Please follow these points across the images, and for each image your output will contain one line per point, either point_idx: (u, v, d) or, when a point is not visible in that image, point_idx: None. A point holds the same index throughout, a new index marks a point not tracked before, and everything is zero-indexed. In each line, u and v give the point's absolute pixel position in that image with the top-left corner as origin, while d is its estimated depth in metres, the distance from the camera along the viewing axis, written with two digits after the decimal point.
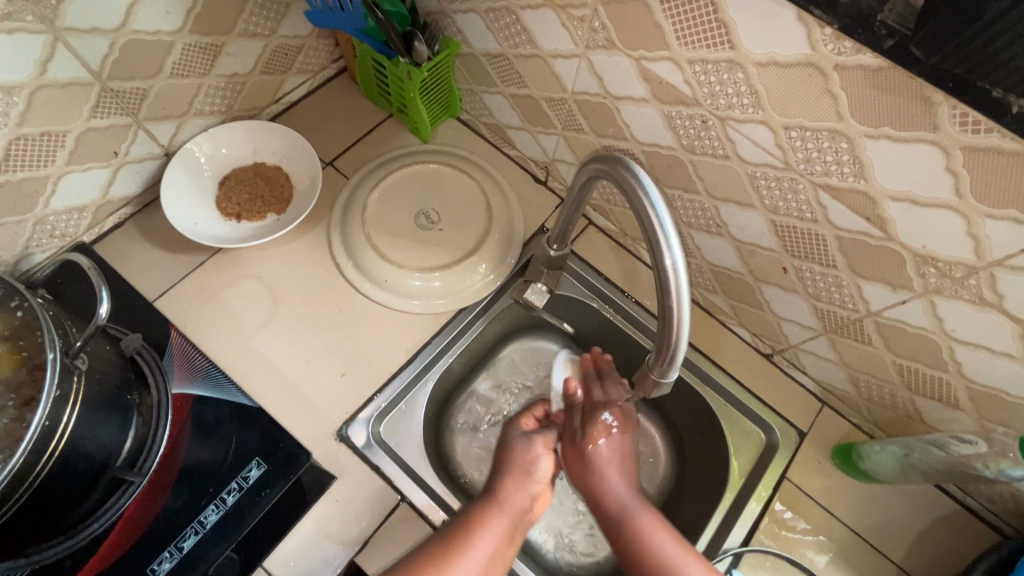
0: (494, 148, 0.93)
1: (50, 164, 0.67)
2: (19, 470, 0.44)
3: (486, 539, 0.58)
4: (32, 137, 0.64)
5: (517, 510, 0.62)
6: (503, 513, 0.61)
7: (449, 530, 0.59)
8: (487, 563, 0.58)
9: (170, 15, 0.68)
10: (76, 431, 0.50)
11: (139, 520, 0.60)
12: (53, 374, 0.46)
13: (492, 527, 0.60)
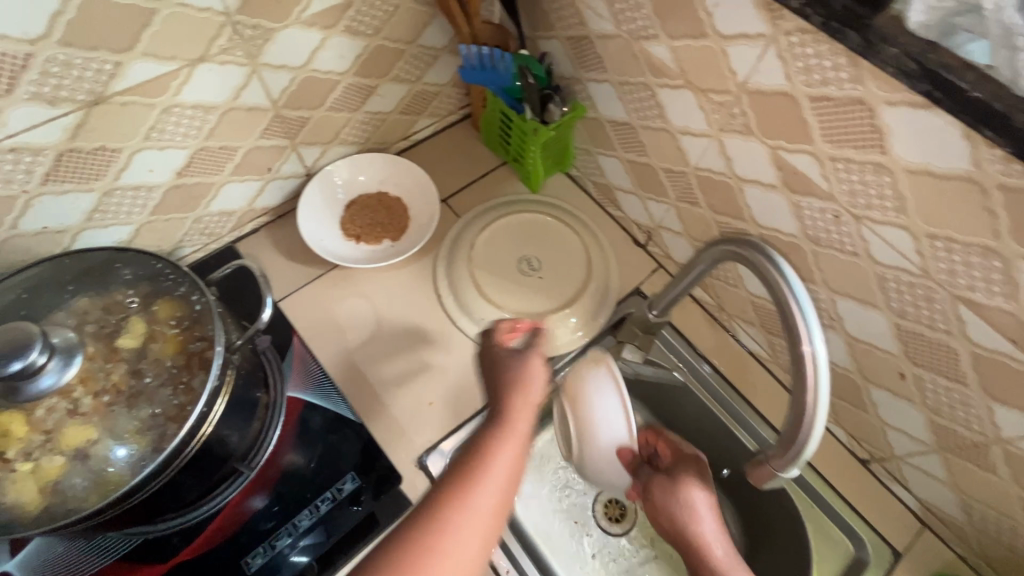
0: (598, 206, 0.96)
1: (219, 173, 0.76)
2: (175, 448, 0.49)
3: (506, 456, 0.47)
4: (213, 149, 0.73)
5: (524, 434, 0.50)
6: (502, 453, 0.47)
7: (449, 473, 0.46)
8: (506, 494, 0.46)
9: (344, 59, 0.77)
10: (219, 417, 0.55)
11: (244, 509, 0.64)
12: (216, 365, 0.50)
13: (518, 444, 0.49)
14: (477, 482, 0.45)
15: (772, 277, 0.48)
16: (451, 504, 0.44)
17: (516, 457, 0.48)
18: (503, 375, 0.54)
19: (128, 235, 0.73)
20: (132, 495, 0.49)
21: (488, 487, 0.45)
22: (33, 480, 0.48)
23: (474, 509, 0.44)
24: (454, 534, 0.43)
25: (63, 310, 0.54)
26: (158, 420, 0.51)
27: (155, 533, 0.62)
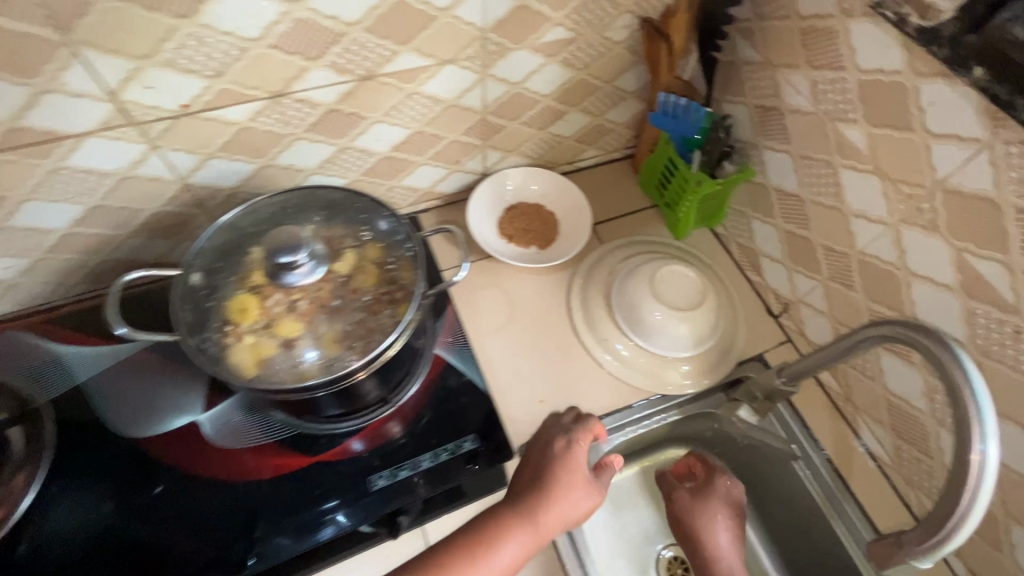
0: (736, 268, 0.99)
1: (421, 155, 0.89)
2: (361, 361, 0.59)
3: (518, 541, 0.58)
4: (425, 135, 0.85)
5: (540, 524, 0.60)
6: (519, 531, 0.59)
7: (476, 529, 0.59)
8: None
9: (551, 84, 0.87)
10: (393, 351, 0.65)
11: (377, 434, 0.69)
12: (414, 306, 0.62)
13: (536, 530, 0.60)
14: (490, 557, 0.57)
15: (954, 375, 0.47)
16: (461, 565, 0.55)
17: (524, 544, 0.59)
18: (551, 460, 0.65)
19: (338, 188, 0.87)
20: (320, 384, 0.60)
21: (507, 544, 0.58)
22: (252, 349, 0.60)
23: (499, 556, 0.57)
24: None
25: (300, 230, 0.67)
26: (353, 334, 0.61)
27: (304, 425, 0.68)
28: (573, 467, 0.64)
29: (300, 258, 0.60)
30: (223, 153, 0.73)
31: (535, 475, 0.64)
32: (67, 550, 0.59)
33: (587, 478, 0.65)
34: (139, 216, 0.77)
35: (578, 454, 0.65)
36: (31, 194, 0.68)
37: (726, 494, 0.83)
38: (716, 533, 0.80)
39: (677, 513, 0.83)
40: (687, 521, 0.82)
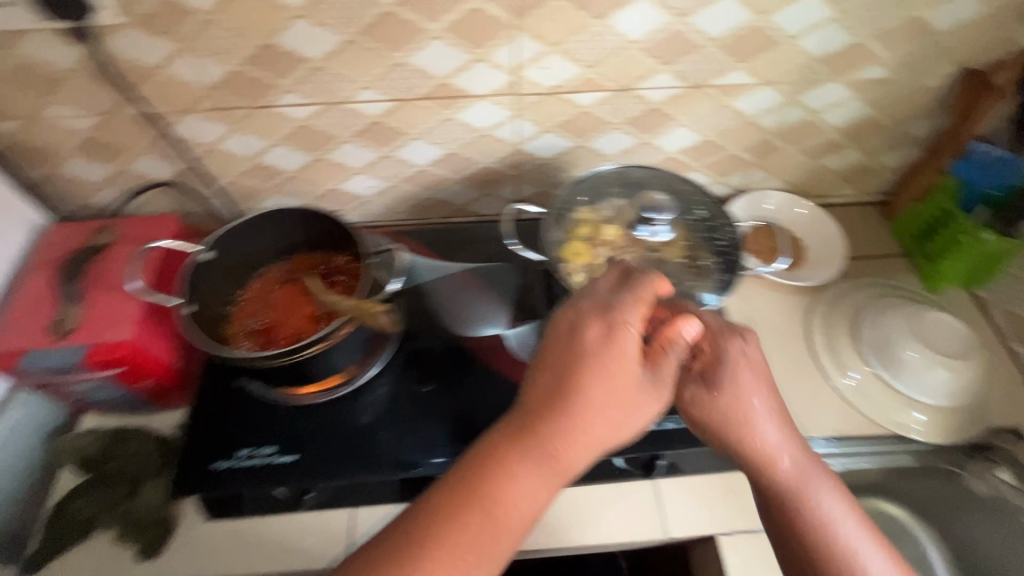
0: (999, 337, 0.94)
1: (698, 161, 0.98)
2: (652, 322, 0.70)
3: (525, 482, 0.49)
4: (712, 144, 0.95)
5: (548, 452, 0.50)
6: (521, 468, 0.50)
7: (466, 471, 0.50)
8: (522, 513, 0.49)
9: (845, 117, 0.92)
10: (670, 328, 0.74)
11: None
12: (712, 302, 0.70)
13: (549, 473, 0.50)
14: (479, 517, 0.48)
15: None
16: (475, 519, 0.48)
17: (531, 473, 0.50)
18: (563, 388, 0.51)
19: None
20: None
21: (516, 495, 0.49)
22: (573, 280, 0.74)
23: (511, 502, 0.49)
24: (478, 541, 0.47)
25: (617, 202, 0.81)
26: None
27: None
28: (604, 385, 0.51)
29: (655, 215, 0.76)
30: (559, 129, 0.89)
31: (529, 405, 0.52)
32: (415, 403, 0.77)
33: (637, 377, 0.53)
34: (473, 167, 0.96)
35: (597, 372, 0.51)
36: (420, 135, 0.88)
37: (736, 391, 0.59)
38: (776, 453, 0.59)
39: (727, 412, 0.59)
40: (737, 409, 0.59)
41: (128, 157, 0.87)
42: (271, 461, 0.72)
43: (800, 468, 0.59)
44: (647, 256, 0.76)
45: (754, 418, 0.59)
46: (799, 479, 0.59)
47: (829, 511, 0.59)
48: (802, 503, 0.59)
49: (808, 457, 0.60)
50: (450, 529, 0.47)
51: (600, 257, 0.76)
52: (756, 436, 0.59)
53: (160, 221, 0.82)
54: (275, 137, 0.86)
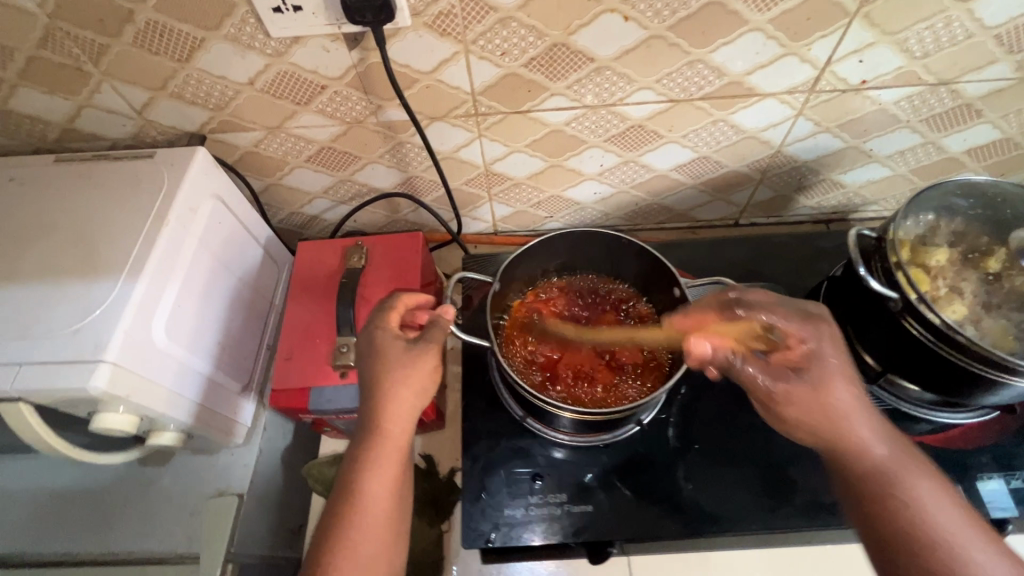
0: None
1: (981, 161, 0.84)
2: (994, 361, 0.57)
3: (381, 480, 0.57)
4: (1009, 143, 0.81)
5: (381, 447, 0.58)
6: (366, 474, 0.57)
7: (342, 497, 0.56)
8: (387, 498, 0.57)
9: None
10: (985, 384, 0.60)
11: (967, 439, 0.70)
12: None
13: (391, 461, 0.58)
14: (366, 527, 0.55)
15: None
16: (352, 552, 0.54)
17: (387, 469, 0.57)
18: (390, 374, 0.59)
19: (876, 179, 0.88)
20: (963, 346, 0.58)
21: (373, 483, 0.57)
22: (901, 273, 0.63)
23: (372, 488, 0.56)
24: (358, 547, 0.54)
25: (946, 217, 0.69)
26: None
27: (902, 407, 0.71)
28: (404, 385, 0.59)
29: None
30: (839, 129, 0.77)
31: (373, 411, 0.59)
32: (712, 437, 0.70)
33: (403, 350, 0.60)
34: (715, 171, 0.85)
35: (402, 383, 0.59)
36: (677, 138, 0.78)
37: (826, 375, 0.56)
38: (867, 440, 0.54)
39: (816, 400, 0.55)
40: (828, 405, 0.55)
41: (357, 166, 0.81)
42: (566, 511, 0.66)
43: (892, 454, 0.53)
44: (998, 289, 0.64)
45: (851, 419, 0.54)
46: (884, 465, 0.53)
47: (925, 501, 0.50)
48: (895, 485, 0.51)
49: (902, 449, 0.54)
50: (350, 521, 0.55)
51: (936, 288, 0.64)
52: (852, 424, 0.54)
53: (408, 240, 0.75)
54: (518, 143, 0.77)
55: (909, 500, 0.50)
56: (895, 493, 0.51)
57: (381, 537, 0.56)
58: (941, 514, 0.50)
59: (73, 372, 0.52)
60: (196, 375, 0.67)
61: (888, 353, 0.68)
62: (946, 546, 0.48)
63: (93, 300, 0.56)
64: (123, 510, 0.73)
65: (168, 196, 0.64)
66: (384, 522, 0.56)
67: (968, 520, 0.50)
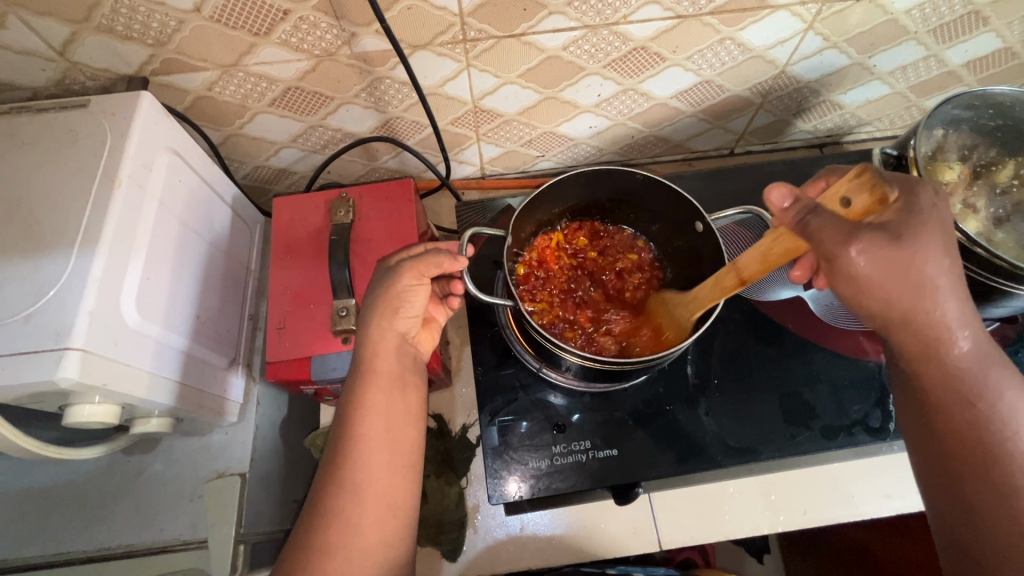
0: None
1: (977, 75, 0.83)
2: (999, 266, 0.56)
3: (373, 409, 0.54)
4: (1007, 53, 0.79)
5: (370, 383, 0.55)
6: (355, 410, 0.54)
7: (337, 435, 0.54)
8: (381, 427, 0.54)
9: None
10: (984, 289, 0.60)
11: None
12: None
13: (383, 391, 0.55)
14: (358, 454, 0.52)
15: None
16: (346, 479, 0.51)
17: (379, 399, 0.55)
18: (373, 307, 0.57)
19: (874, 98, 0.86)
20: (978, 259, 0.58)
21: (366, 412, 0.54)
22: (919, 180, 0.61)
23: (363, 419, 0.53)
24: (350, 475, 0.51)
25: (963, 127, 0.67)
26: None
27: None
28: (384, 315, 0.57)
29: None
30: (846, 43, 0.73)
31: (360, 351, 0.57)
32: (731, 365, 0.70)
33: (383, 280, 0.57)
34: (717, 96, 0.80)
35: (380, 311, 0.56)
36: (680, 61, 0.72)
37: (919, 235, 0.43)
38: (957, 335, 0.45)
39: (892, 280, 0.43)
40: (912, 278, 0.44)
41: (330, 109, 0.72)
42: (591, 458, 0.65)
43: (981, 360, 0.45)
44: (1008, 202, 0.64)
45: (941, 314, 0.45)
46: (962, 370, 0.45)
47: (1006, 409, 0.44)
48: (980, 395, 0.45)
49: (987, 346, 0.46)
50: (345, 460, 0.52)
51: (952, 205, 0.64)
52: (934, 313, 0.45)
53: (397, 189, 0.68)
54: (511, 73, 0.70)
55: (997, 407, 0.45)
56: (972, 405, 0.45)
57: (384, 471, 0.52)
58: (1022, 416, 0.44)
59: (35, 364, 0.45)
60: (179, 354, 0.60)
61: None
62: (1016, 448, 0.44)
63: (44, 279, 0.48)
64: (115, 503, 0.67)
65: (115, 151, 0.54)
66: (382, 447, 0.53)
67: None
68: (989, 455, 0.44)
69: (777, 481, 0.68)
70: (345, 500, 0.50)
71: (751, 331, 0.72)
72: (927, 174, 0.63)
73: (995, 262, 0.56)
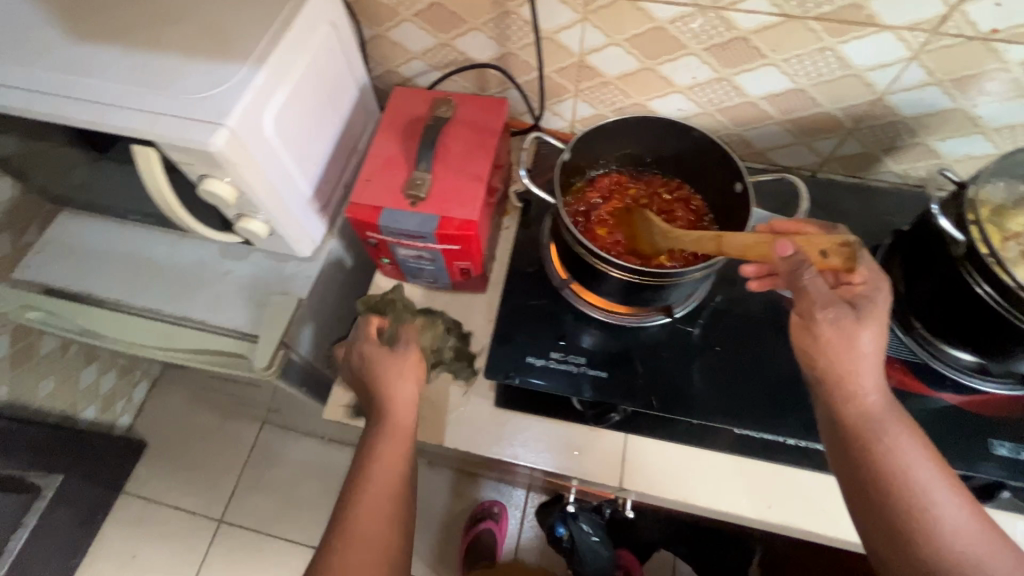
0: None
1: None
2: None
3: (388, 460, 0.59)
4: None
5: (388, 440, 0.60)
6: (372, 460, 0.59)
7: (348, 485, 0.59)
8: (382, 492, 0.58)
9: None
10: (1012, 332, 0.62)
11: (972, 405, 0.71)
12: None
13: (397, 448, 0.60)
14: (364, 509, 0.56)
15: None
16: (356, 525, 0.55)
17: (391, 460, 0.59)
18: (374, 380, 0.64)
19: (975, 155, 0.85)
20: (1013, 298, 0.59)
21: (377, 470, 0.59)
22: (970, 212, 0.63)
23: (370, 479, 0.58)
24: (362, 529, 0.55)
25: None
26: None
27: (935, 365, 0.73)
28: (398, 376, 0.63)
29: None
30: (951, 84, 0.75)
31: (376, 412, 0.63)
32: (739, 341, 0.73)
33: (399, 356, 0.65)
34: (808, 109, 0.84)
35: (398, 375, 0.63)
36: (778, 61, 0.77)
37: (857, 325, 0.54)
38: (865, 387, 0.54)
39: (847, 356, 0.54)
40: (851, 353, 0.54)
41: (461, 31, 0.84)
42: (582, 372, 0.72)
43: (882, 411, 0.54)
44: None
45: (861, 364, 0.54)
46: (873, 415, 0.54)
47: (902, 451, 0.52)
48: (882, 432, 0.53)
49: (892, 404, 0.55)
50: (353, 506, 0.57)
51: (1008, 250, 0.64)
52: (856, 378, 0.54)
53: (494, 104, 0.80)
54: (619, 35, 0.79)
55: (892, 448, 0.52)
56: (869, 440, 0.53)
57: (387, 527, 0.56)
58: (919, 465, 0.52)
59: (198, 128, 0.60)
60: (291, 179, 0.75)
61: (933, 298, 0.69)
62: (920, 491, 0.51)
63: (222, 77, 0.63)
64: (202, 288, 0.84)
65: (296, 7, 0.70)
66: (384, 507, 0.57)
67: (940, 475, 0.52)
68: (901, 492, 0.51)
69: (758, 465, 0.69)
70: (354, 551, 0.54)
71: (769, 319, 0.75)
72: (989, 215, 0.64)
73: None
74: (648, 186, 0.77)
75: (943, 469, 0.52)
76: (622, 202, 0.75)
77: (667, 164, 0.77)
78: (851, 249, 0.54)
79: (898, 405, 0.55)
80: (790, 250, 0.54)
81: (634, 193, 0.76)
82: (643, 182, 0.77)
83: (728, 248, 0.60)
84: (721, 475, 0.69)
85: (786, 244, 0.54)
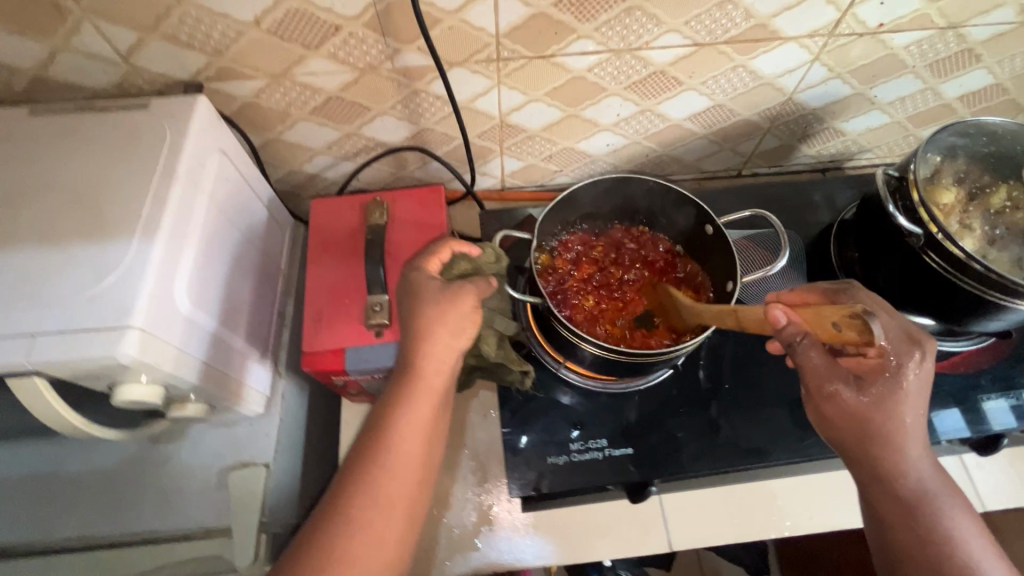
0: None
1: (970, 109, 0.88)
2: (990, 280, 0.62)
3: (414, 431, 0.54)
4: (999, 88, 0.84)
5: (420, 401, 0.55)
6: (400, 436, 0.53)
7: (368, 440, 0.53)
8: (410, 463, 0.53)
9: None
10: (976, 302, 0.65)
11: (949, 366, 0.76)
12: None
13: (427, 416, 0.55)
14: (381, 489, 0.51)
15: None
16: (378, 508, 0.50)
17: (418, 427, 0.54)
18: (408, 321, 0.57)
19: (875, 127, 0.91)
20: (974, 273, 0.63)
21: (403, 447, 0.53)
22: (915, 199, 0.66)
23: (393, 451, 0.53)
24: (384, 519, 0.50)
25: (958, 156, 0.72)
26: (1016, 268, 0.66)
27: None
28: (446, 336, 0.56)
29: None
30: (849, 74, 0.79)
31: (408, 363, 0.56)
32: (742, 371, 0.73)
33: (447, 315, 0.57)
34: (727, 120, 0.86)
35: (438, 319, 0.56)
36: (696, 85, 0.77)
37: (885, 400, 0.52)
38: (908, 466, 0.53)
39: (873, 421, 0.53)
40: (876, 421, 0.53)
41: (366, 119, 0.76)
42: (607, 455, 0.68)
43: (932, 481, 0.53)
44: (999, 224, 0.69)
45: (906, 442, 0.53)
46: (918, 492, 0.53)
47: (948, 523, 0.52)
48: (926, 508, 0.52)
49: (938, 475, 0.54)
50: (366, 478, 0.51)
51: (950, 224, 0.68)
52: (900, 453, 0.53)
53: (429, 193, 0.72)
54: (538, 91, 0.75)
55: (937, 522, 0.52)
56: (916, 517, 0.52)
57: (405, 505, 0.52)
58: (962, 535, 0.51)
59: (98, 340, 0.47)
60: (218, 342, 0.62)
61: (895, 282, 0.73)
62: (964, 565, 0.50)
63: (108, 263, 0.51)
64: (139, 491, 0.69)
65: (175, 149, 0.58)
66: (411, 486, 0.53)
67: (985, 549, 0.51)
68: (938, 560, 0.50)
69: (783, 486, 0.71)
70: (374, 534, 0.50)
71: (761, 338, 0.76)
72: (928, 195, 0.68)
73: (991, 276, 0.61)
74: (610, 238, 0.74)
75: (981, 537, 0.52)
76: (592, 266, 0.71)
77: (622, 210, 0.74)
78: (861, 321, 0.47)
79: (942, 470, 0.54)
80: (781, 317, 0.53)
81: (599, 251, 0.73)
82: (605, 235, 0.74)
83: (747, 324, 0.56)
84: (758, 506, 0.70)
85: (781, 314, 0.53)
